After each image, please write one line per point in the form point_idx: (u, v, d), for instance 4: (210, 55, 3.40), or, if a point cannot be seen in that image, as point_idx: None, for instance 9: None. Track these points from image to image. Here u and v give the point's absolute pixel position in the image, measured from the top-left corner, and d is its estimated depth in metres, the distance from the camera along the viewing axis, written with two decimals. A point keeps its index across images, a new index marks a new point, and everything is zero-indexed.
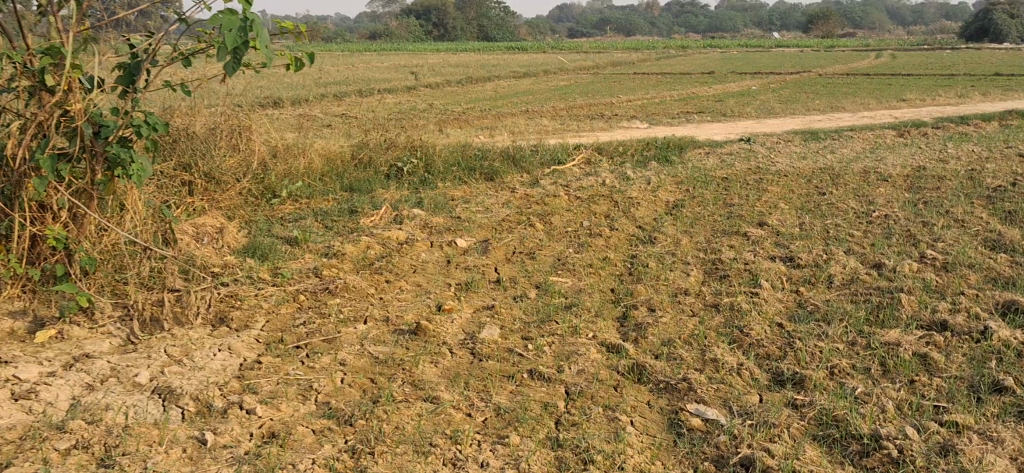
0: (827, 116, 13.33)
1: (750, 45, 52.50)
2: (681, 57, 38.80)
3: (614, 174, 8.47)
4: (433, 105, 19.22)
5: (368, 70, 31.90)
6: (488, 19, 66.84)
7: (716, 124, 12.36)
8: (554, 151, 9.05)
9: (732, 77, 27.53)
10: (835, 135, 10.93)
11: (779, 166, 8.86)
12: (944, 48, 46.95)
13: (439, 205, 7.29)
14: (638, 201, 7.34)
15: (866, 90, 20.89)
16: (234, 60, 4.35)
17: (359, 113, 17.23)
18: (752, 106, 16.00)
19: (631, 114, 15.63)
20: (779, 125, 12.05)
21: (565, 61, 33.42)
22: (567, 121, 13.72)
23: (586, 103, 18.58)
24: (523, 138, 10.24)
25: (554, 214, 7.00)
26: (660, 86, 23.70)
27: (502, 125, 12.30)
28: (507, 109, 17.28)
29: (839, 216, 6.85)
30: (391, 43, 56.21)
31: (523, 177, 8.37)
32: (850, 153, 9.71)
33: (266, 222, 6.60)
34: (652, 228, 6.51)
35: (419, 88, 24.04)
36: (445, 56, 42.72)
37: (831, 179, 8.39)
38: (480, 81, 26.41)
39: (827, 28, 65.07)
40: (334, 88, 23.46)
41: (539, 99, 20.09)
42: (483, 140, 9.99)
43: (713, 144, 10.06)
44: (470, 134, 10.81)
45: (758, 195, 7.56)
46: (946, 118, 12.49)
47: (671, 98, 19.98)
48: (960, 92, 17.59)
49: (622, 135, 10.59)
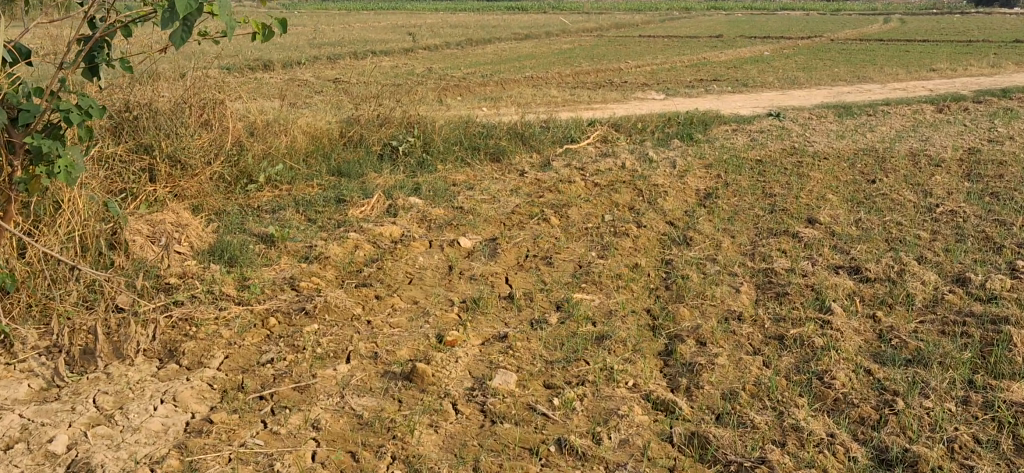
0: (854, 87, 12.42)
1: (754, 7, 51.19)
2: (685, 21, 37.66)
3: (635, 156, 7.58)
4: (431, 70, 18.23)
5: (363, 30, 30.80)
6: None
7: (737, 95, 11.45)
8: (567, 127, 8.16)
9: (742, 41, 26.49)
10: (871, 111, 10.01)
11: (816, 147, 7.97)
12: (954, 12, 45.79)
13: (439, 193, 6.41)
14: (665, 189, 6.47)
15: (884, 58, 19.92)
16: (184, 29, 3.35)
17: (353, 78, 16.28)
18: (771, 74, 15.08)
19: (642, 82, 14.69)
20: (807, 97, 11.14)
21: (567, 24, 32.32)
22: (574, 90, 12.79)
23: (593, 68, 17.61)
24: (531, 111, 9.33)
25: (571, 204, 6.12)
26: (668, 51, 22.71)
27: (507, 94, 11.38)
28: (510, 75, 16.33)
29: (898, 211, 5.97)
30: (388, 2, 54.87)
31: (533, 158, 7.48)
32: (890, 132, 8.82)
33: (240, 216, 5.72)
34: (684, 225, 5.64)
35: (416, 49, 23.05)
36: (444, 17, 41.62)
37: (876, 163, 7.50)
38: (479, 43, 25.40)
39: None
40: (328, 49, 22.46)
41: (544, 64, 19.12)
42: (487, 113, 9.08)
43: (739, 119, 9.16)
44: (473, 105, 9.91)
45: (800, 184, 6.69)
46: (984, 93, 11.56)
47: (681, 64, 18.99)
48: (988, 61, 16.62)
49: (638, 107, 9.69)
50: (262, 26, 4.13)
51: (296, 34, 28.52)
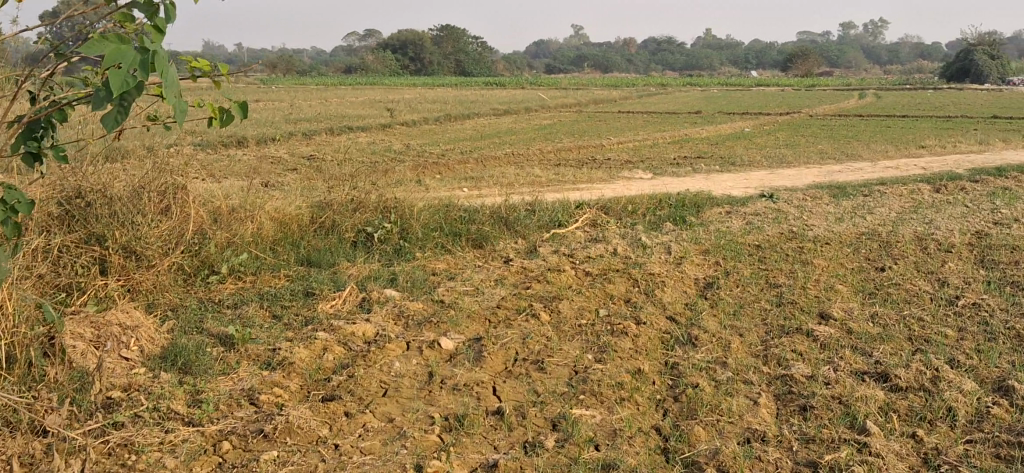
0: (844, 165, 12.11)
1: (730, 83, 51.58)
2: (663, 96, 37.75)
3: (626, 241, 7.13)
4: (409, 146, 17.87)
5: (340, 105, 30.56)
6: (466, 54, 65.77)
7: (726, 173, 11.09)
8: (553, 210, 7.72)
9: (721, 117, 26.41)
10: (866, 191, 9.66)
11: (817, 231, 7.56)
12: (927, 88, 46.31)
13: (419, 284, 5.92)
14: (662, 279, 6.01)
15: (866, 134, 19.78)
16: (119, 110, 2.88)
17: (329, 154, 15.87)
18: (757, 152, 14.80)
19: (626, 160, 14.36)
20: (798, 176, 10.79)
21: (546, 99, 32.23)
22: (557, 167, 12.41)
23: (574, 145, 17.31)
24: (515, 192, 8.90)
25: (562, 296, 5.64)
26: (649, 127, 22.53)
27: (489, 174, 10.96)
28: (490, 152, 15.97)
29: (916, 305, 5.53)
30: (365, 77, 54.95)
31: (518, 243, 7.02)
32: (891, 215, 8.45)
33: (198, 313, 5.19)
34: (687, 322, 5.16)
35: (394, 125, 22.74)
36: (422, 92, 41.60)
37: (882, 249, 7.10)
38: (458, 118, 25.16)
39: (806, 68, 64.48)
40: (303, 125, 22.10)
41: (524, 140, 18.82)
42: (469, 195, 8.64)
43: (734, 200, 8.76)
44: (453, 186, 9.47)
45: (805, 272, 6.25)
46: (978, 171, 11.27)
47: (663, 141, 18.74)
48: (974, 139, 16.46)
49: (626, 188, 9.29)
50: (220, 110, 3.65)
51: (272, 109, 28.23)
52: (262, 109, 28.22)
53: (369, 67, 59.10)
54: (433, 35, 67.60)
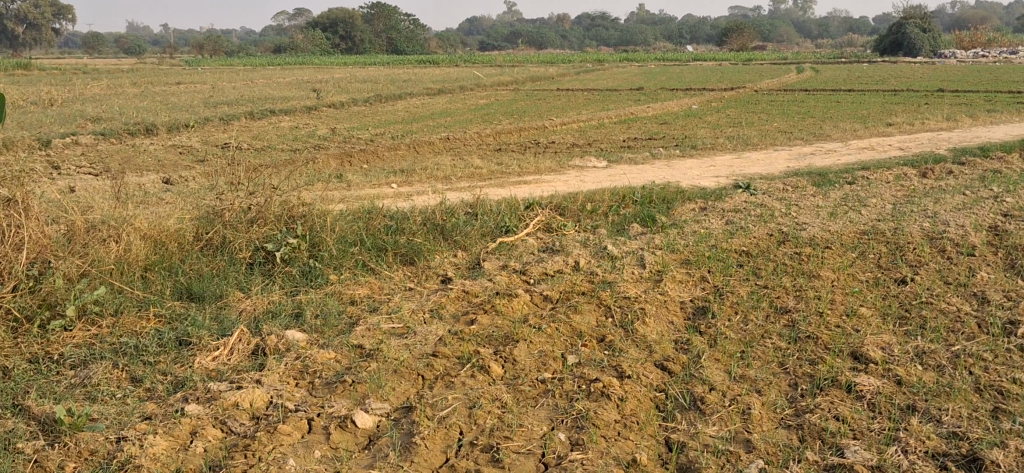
0: (813, 146, 11.06)
1: (666, 58, 50.73)
2: (602, 73, 36.61)
3: (589, 251, 5.88)
4: (335, 131, 16.47)
5: (264, 87, 28.82)
6: (398, 31, 63.98)
7: (688, 158, 9.94)
8: (499, 213, 6.42)
9: (665, 94, 25.40)
10: (848, 178, 8.56)
11: (811, 232, 6.39)
12: (864, 61, 45.90)
13: (331, 321, 4.59)
14: (642, 306, 4.77)
15: (819, 110, 18.87)
16: None
17: (246, 143, 14.39)
18: (712, 132, 13.73)
19: (572, 143, 13.15)
20: (768, 161, 9.69)
21: (482, 78, 30.85)
22: (498, 156, 11.14)
23: (514, 127, 16.06)
24: (453, 190, 7.60)
25: (518, 335, 4.36)
26: (591, 105, 21.38)
27: (423, 164, 9.64)
28: (423, 136, 14.63)
29: (963, 334, 4.39)
30: (292, 56, 52.93)
31: (458, 257, 5.72)
32: (886, 208, 7.37)
33: (23, 379, 3.79)
34: (685, 372, 3.92)
35: (320, 107, 21.24)
36: (353, 71, 39.95)
37: (893, 255, 5.97)
38: (390, 98, 23.73)
39: (740, 42, 63.92)
40: (221, 108, 20.45)
41: (460, 122, 17.49)
42: (397, 194, 7.31)
43: (707, 193, 7.56)
44: (379, 181, 8.12)
45: (813, 290, 5.07)
46: (961, 152, 10.30)
47: (609, 121, 17.57)
48: (936, 114, 15.58)
49: (580, 181, 8.06)
50: None
51: (191, 92, 26.45)
52: (180, 92, 26.43)
53: (298, 46, 57.11)
54: (362, 11, 65.64)
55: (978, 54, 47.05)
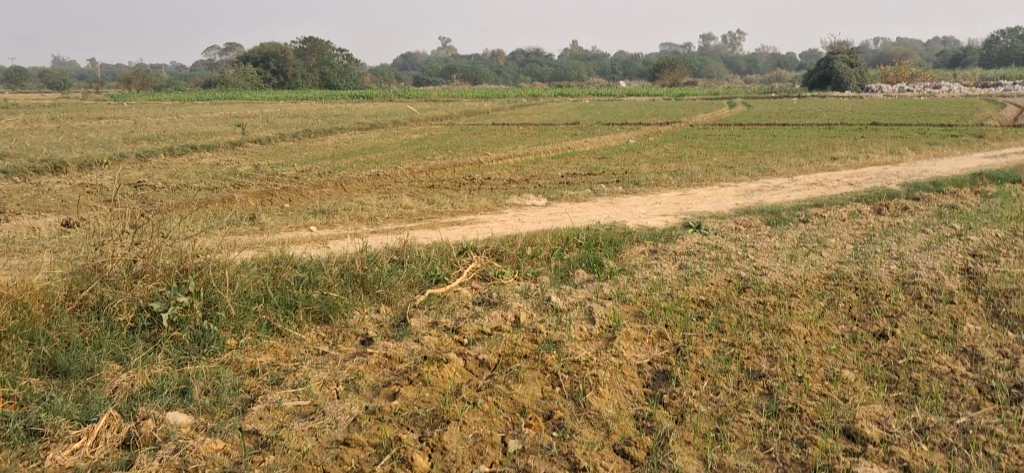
0: (760, 181, 10.58)
1: (600, 93, 50.63)
2: (535, 107, 36.19)
3: (530, 304, 5.19)
4: (258, 167, 15.64)
5: (188, 122, 27.72)
6: (330, 66, 63.07)
7: (632, 195, 9.37)
8: (428, 260, 5.71)
9: (601, 128, 24.98)
10: (803, 215, 8.04)
11: (773, 278, 5.80)
12: (794, 95, 46.29)
13: (223, 400, 3.82)
14: (596, 371, 4.10)
15: (758, 144, 18.54)
16: None
17: (162, 181, 13.48)
18: (654, 167, 13.21)
19: (509, 179, 12.51)
20: (716, 197, 9.15)
21: (416, 112, 30.17)
22: (430, 194, 10.45)
23: (447, 162, 15.38)
24: (379, 235, 6.87)
25: (449, 413, 3.65)
26: (527, 139, 20.87)
27: (347, 204, 8.89)
28: (351, 173, 13.89)
29: (964, 402, 3.80)
30: (221, 91, 51.65)
31: (380, 313, 4.98)
32: (848, 249, 6.84)
33: None
34: (650, 461, 3.26)
35: (245, 143, 20.34)
36: (282, 106, 38.93)
37: (866, 303, 5.40)
38: (319, 134, 22.92)
39: (672, 76, 64.18)
40: (138, 144, 19.42)
41: (391, 157, 16.76)
42: (316, 241, 6.57)
43: (656, 234, 6.95)
44: (297, 224, 7.35)
45: (787, 349, 4.44)
46: (914, 186, 9.90)
47: (545, 155, 17.01)
48: (878, 147, 15.31)
49: (518, 221, 7.41)
50: None
51: (110, 127, 25.31)
52: (99, 127, 25.27)
53: (227, 80, 55.91)
54: (293, 45, 64.64)
55: (905, 88, 47.79)
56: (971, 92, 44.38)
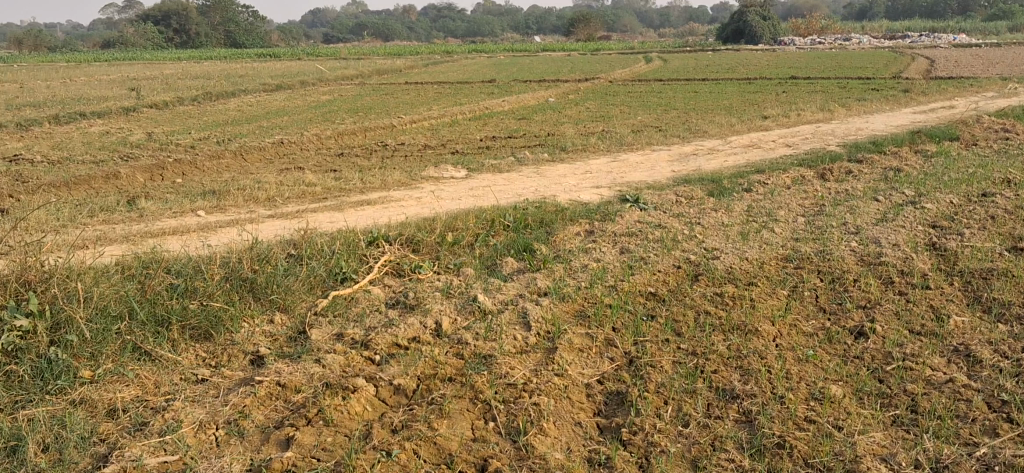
0: (692, 144, 9.99)
1: (514, 48, 49.71)
2: (449, 64, 35.18)
3: (454, 305, 4.45)
4: (152, 135, 14.51)
5: (80, 86, 26.04)
6: (235, 24, 60.74)
7: (559, 163, 8.67)
8: (334, 252, 4.91)
9: (518, 85, 24.21)
10: (745, 184, 7.45)
11: (727, 262, 5.17)
12: (709, 49, 46.06)
13: (69, 458, 2.99)
14: (537, 397, 3.37)
15: (681, 101, 17.99)
16: None
17: (43, 154, 12.30)
18: (577, 129, 12.54)
19: (425, 146, 11.69)
20: (649, 163, 8.53)
21: (325, 71, 28.95)
22: (337, 166, 9.60)
23: (357, 126, 14.46)
24: (278, 222, 6.03)
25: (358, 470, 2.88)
26: (442, 99, 20.00)
27: (245, 180, 7.99)
28: (253, 140, 12.90)
29: (976, 423, 3.19)
30: (119, 51, 49.19)
31: (274, 325, 4.17)
32: (800, 222, 6.26)
33: None
34: None
35: (140, 108, 19.03)
36: (184, 66, 37.20)
37: (833, 291, 4.78)
38: (221, 96, 21.66)
39: (587, 31, 63.47)
40: (20, 112, 17.98)
41: (298, 122, 15.76)
42: (203, 233, 5.70)
43: (590, 212, 6.25)
44: (182, 209, 6.44)
45: (758, 357, 3.79)
46: (854, 147, 9.42)
47: (462, 116, 16.21)
48: (804, 103, 14.90)
49: (436, 200, 6.66)
50: None
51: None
52: None
53: (127, 40, 53.38)
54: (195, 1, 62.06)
55: (818, 40, 47.98)
56: (881, 43, 44.76)
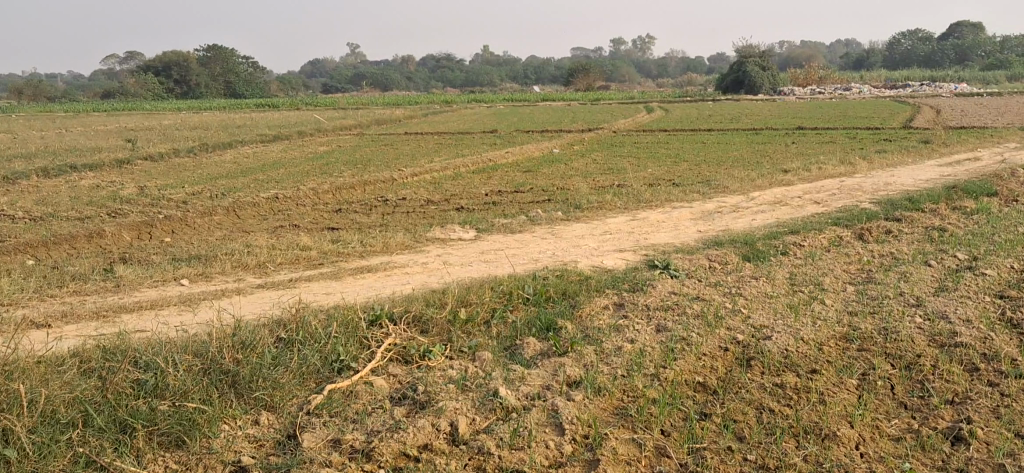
0: (714, 200, 9.38)
1: (515, 98, 49.36)
2: (449, 115, 34.71)
3: (472, 402, 3.78)
4: (143, 189, 13.89)
5: (75, 137, 25.47)
6: (236, 74, 60.54)
7: (574, 222, 8.04)
8: (330, 334, 4.24)
9: (521, 136, 23.71)
10: (781, 247, 6.81)
11: (781, 343, 4.51)
12: (710, 99, 45.72)
13: None
14: None
15: (690, 153, 17.43)
16: None
17: (26, 209, 11.67)
18: (587, 183, 11.92)
19: (428, 201, 11.06)
20: (672, 222, 7.91)
21: (324, 122, 28.45)
22: (335, 225, 8.97)
23: (356, 179, 13.85)
24: (269, 293, 5.39)
25: None
26: (443, 151, 19.44)
27: (236, 242, 7.36)
28: (248, 195, 12.28)
29: None
30: (118, 101, 48.78)
31: (259, 427, 3.49)
32: (851, 292, 5.61)
33: None
34: None
35: (133, 160, 18.44)
36: (182, 117, 36.71)
37: (910, 383, 4.13)
38: (218, 148, 21.10)
39: (587, 81, 63.31)
40: (9, 164, 17.37)
41: (294, 175, 15.16)
42: (183, 308, 5.04)
43: (618, 282, 5.60)
44: (163, 278, 5.81)
45: None
46: (888, 204, 8.81)
47: (465, 168, 15.62)
48: (821, 156, 14.32)
49: (443, 268, 6.01)
50: None
51: None
52: None
53: (127, 90, 53.02)
54: (195, 52, 61.89)
55: (819, 90, 47.73)
56: (882, 93, 44.37)
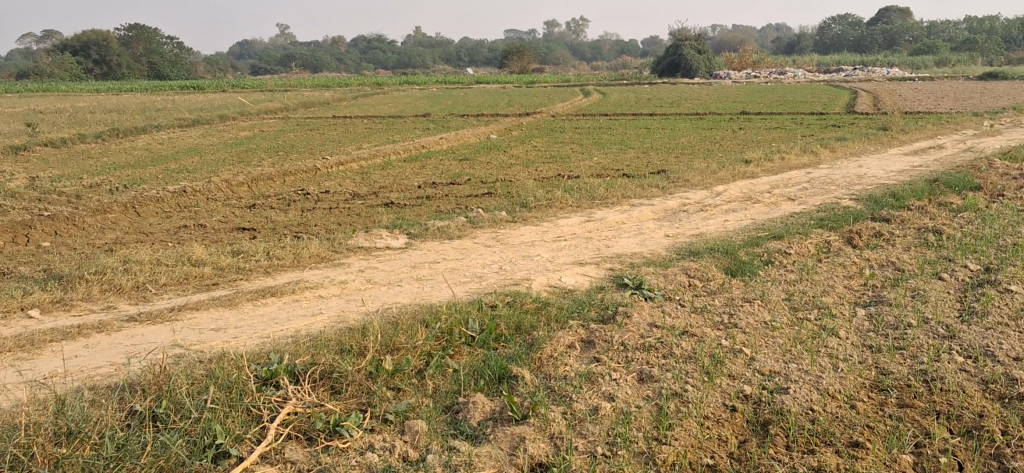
0: (676, 195, 8.37)
1: (449, 80, 47.93)
2: (382, 97, 33.31)
3: None
4: (35, 180, 12.45)
5: None
6: (158, 55, 58.06)
7: (521, 224, 6.96)
8: (203, 406, 3.08)
9: (456, 120, 22.55)
10: (766, 256, 5.81)
11: (803, 399, 3.48)
12: (647, 82, 44.91)
13: None
14: None
15: (635, 139, 16.48)
16: None
17: None
18: (528, 174, 10.84)
19: (353, 194, 9.89)
20: (633, 224, 6.87)
21: (248, 104, 26.92)
22: (243, 226, 7.75)
23: (275, 167, 12.57)
24: (142, 329, 4.20)
25: None
26: (372, 135, 18.21)
27: (119, 254, 6.13)
28: (151, 188, 10.95)
29: None
30: (30, 82, 46.22)
31: None
32: (864, 316, 4.62)
33: None
34: None
35: (32, 146, 16.85)
36: (97, 99, 34.70)
37: (982, 458, 3.13)
38: (129, 132, 19.54)
39: (522, 63, 62.11)
40: None
41: (208, 164, 13.81)
42: (20, 355, 3.84)
43: (583, 309, 4.52)
44: (8, 307, 4.57)
45: None
46: (868, 201, 7.89)
47: (396, 156, 14.46)
48: (776, 144, 13.47)
49: (366, 289, 4.88)
50: None
51: None
52: None
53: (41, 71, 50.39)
54: (116, 33, 59.28)
55: (755, 74, 47.27)
56: (817, 77, 44.12)
